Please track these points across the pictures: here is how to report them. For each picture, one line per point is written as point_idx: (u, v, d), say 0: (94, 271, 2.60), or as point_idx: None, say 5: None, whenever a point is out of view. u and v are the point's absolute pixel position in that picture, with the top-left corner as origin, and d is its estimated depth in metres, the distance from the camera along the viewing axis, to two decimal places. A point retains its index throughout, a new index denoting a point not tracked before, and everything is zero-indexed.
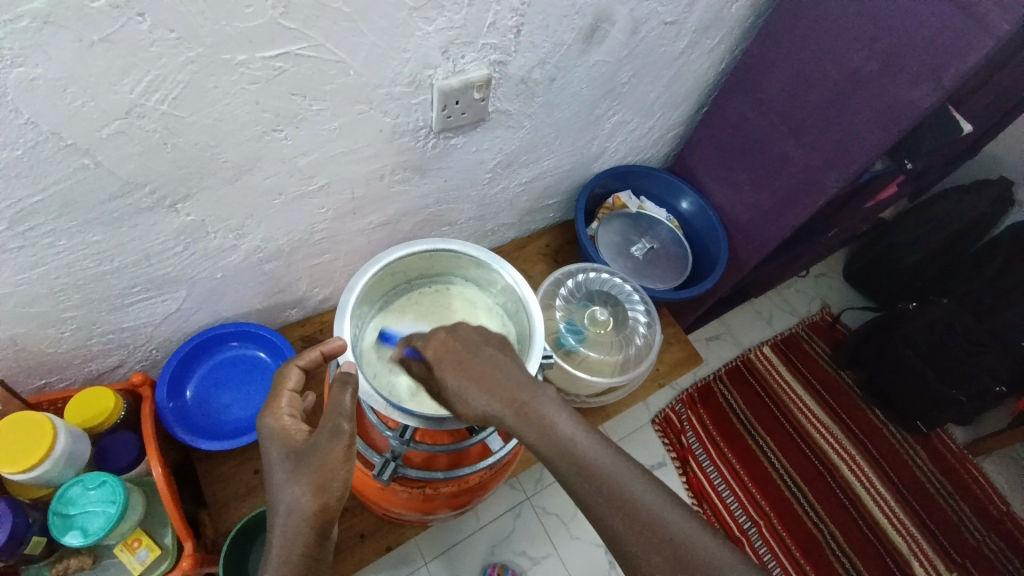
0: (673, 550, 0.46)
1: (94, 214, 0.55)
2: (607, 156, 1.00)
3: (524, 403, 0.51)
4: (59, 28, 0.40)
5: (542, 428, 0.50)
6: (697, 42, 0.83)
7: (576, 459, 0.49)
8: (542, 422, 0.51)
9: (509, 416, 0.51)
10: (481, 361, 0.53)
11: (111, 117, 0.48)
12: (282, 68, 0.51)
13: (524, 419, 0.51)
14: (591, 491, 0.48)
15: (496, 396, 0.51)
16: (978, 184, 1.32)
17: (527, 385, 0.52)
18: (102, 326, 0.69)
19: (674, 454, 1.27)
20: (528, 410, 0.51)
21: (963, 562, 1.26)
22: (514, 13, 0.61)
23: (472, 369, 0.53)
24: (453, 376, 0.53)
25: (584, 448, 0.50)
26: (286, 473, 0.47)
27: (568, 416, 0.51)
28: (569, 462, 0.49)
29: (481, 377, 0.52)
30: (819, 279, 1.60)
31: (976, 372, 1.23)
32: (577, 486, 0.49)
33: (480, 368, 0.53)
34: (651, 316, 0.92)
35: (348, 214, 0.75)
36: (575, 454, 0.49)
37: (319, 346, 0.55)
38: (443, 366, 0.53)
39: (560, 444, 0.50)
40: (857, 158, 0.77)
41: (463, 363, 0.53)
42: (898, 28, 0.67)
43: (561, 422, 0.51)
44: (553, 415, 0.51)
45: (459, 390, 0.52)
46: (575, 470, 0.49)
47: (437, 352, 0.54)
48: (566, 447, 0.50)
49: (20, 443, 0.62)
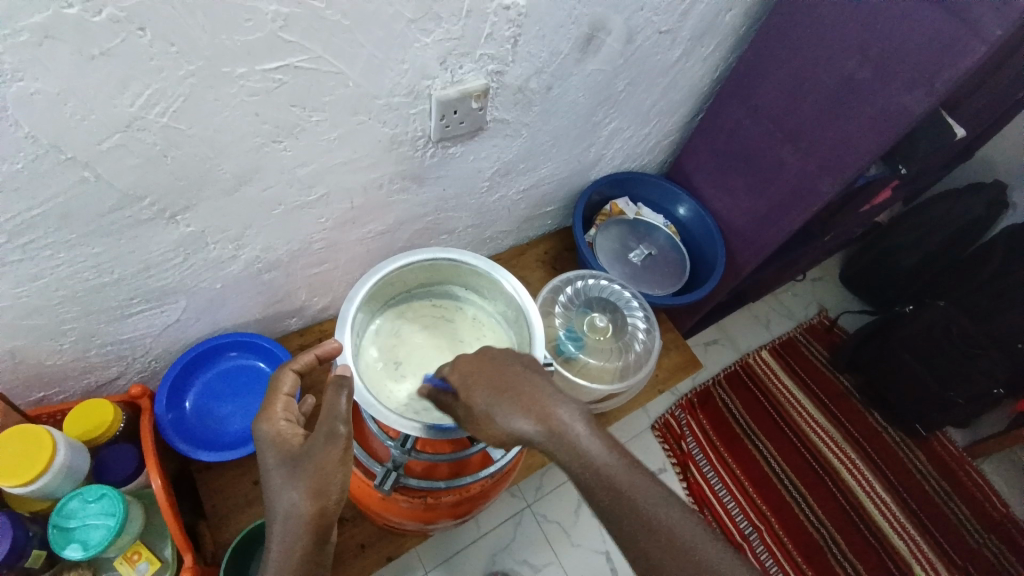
0: (687, 557, 0.48)
1: (94, 226, 0.55)
2: (604, 163, 1.01)
3: (553, 420, 0.52)
4: (60, 43, 0.40)
5: (572, 446, 0.51)
6: (692, 51, 0.84)
7: (607, 479, 0.50)
8: (571, 440, 0.51)
9: (540, 434, 0.51)
10: (507, 376, 0.53)
11: (111, 129, 0.48)
12: (281, 81, 0.52)
13: (554, 437, 0.51)
14: (619, 506, 0.49)
15: (528, 414, 0.51)
16: (973, 187, 1.33)
17: (554, 399, 0.53)
18: (101, 338, 0.69)
19: (674, 459, 1.27)
20: (558, 427, 0.51)
21: (964, 564, 1.26)
22: (512, 24, 0.61)
23: (499, 386, 0.53)
24: (482, 394, 0.53)
25: (612, 464, 0.51)
26: (282, 478, 0.47)
27: (595, 431, 0.52)
28: (597, 478, 0.50)
29: (510, 394, 0.52)
30: (816, 283, 1.61)
31: (974, 375, 1.23)
32: (603, 501, 0.50)
33: (507, 384, 0.53)
34: (650, 322, 0.91)
35: (347, 223, 0.75)
36: (603, 471, 0.50)
37: (313, 349, 0.55)
38: (471, 385, 0.53)
39: (589, 462, 0.50)
40: (852, 163, 0.78)
41: (490, 380, 0.53)
42: (890, 36, 0.68)
43: (590, 441, 0.51)
44: (581, 432, 0.51)
45: (488, 409, 0.52)
46: (604, 487, 0.50)
47: (465, 371, 0.55)
48: (598, 465, 0.51)
49: (19, 457, 0.61)
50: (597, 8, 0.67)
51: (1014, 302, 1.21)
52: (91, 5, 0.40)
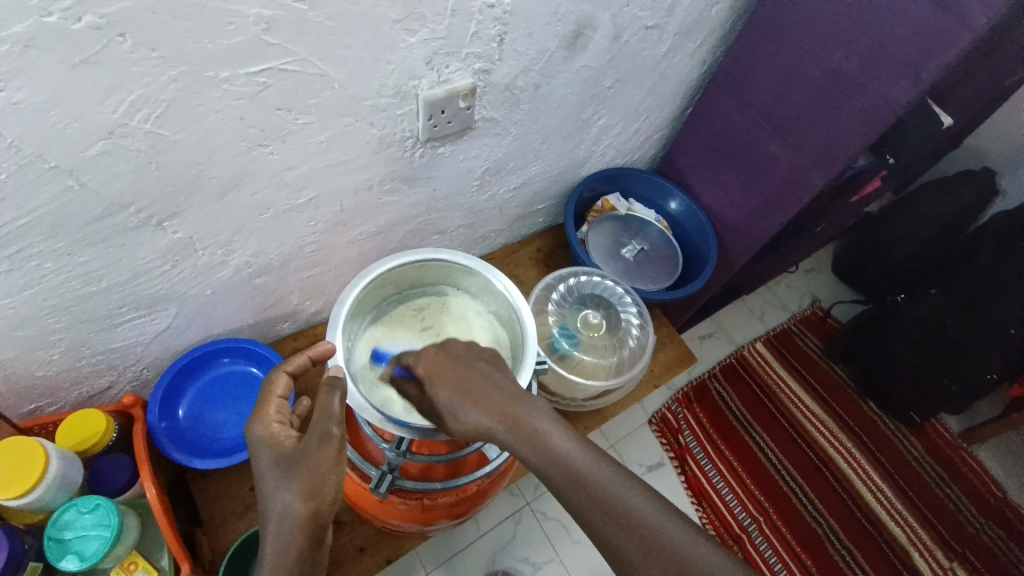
0: (665, 556, 0.47)
1: (81, 235, 0.54)
2: (595, 159, 1.01)
3: (516, 417, 0.52)
4: (40, 51, 0.40)
5: (536, 442, 0.51)
6: (679, 46, 0.84)
7: (572, 471, 0.50)
8: (536, 436, 0.51)
9: (504, 431, 0.51)
10: (471, 376, 0.53)
11: (95, 137, 0.47)
12: (267, 84, 0.52)
13: (519, 433, 0.51)
14: (586, 502, 0.49)
15: (491, 412, 0.52)
16: (961, 175, 1.34)
17: (519, 400, 0.53)
18: (92, 348, 0.69)
19: (672, 453, 1.28)
20: (523, 425, 0.51)
21: (961, 549, 1.27)
22: (498, 22, 0.61)
23: (463, 386, 0.53)
24: (444, 392, 0.52)
25: (578, 459, 0.51)
26: (276, 479, 0.47)
27: (559, 428, 0.52)
28: (562, 473, 0.50)
29: (474, 392, 0.52)
30: (809, 274, 1.62)
31: (967, 362, 1.24)
32: (571, 498, 0.50)
33: (471, 384, 0.53)
34: (643, 317, 0.92)
35: (338, 226, 0.75)
36: (569, 467, 0.50)
37: (306, 350, 0.55)
38: (434, 383, 0.53)
39: (554, 457, 0.50)
40: (840, 155, 0.78)
41: (454, 379, 0.53)
42: (875, 27, 0.69)
43: (554, 437, 0.51)
44: (545, 429, 0.52)
45: (452, 407, 0.52)
46: (569, 482, 0.50)
47: (428, 370, 0.54)
48: (563, 460, 0.50)
49: (12, 470, 0.61)
50: (583, 5, 0.67)
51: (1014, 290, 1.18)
52: (71, 13, 0.39)
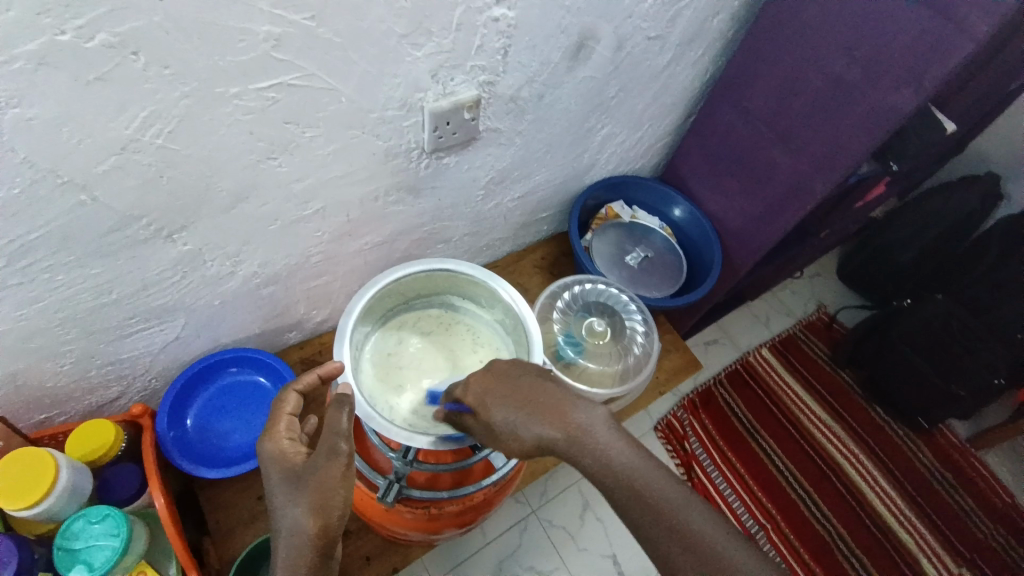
0: (705, 553, 0.47)
1: (92, 248, 0.55)
2: (598, 167, 1.02)
3: (570, 425, 0.53)
4: (54, 69, 0.41)
5: (592, 449, 0.52)
6: (681, 55, 0.85)
7: (630, 477, 0.51)
8: (592, 444, 0.52)
9: (561, 440, 0.53)
10: (522, 390, 0.55)
11: (108, 152, 0.48)
12: (275, 99, 0.52)
13: (575, 442, 0.53)
14: (640, 504, 0.50)
15: (546, 423, 0.53)
16: (967, 180, 1.34)
17: (570, 404, 0.54)
18: (101, 358, 0.69)
19: (678, 460, 1.27)
20: (579, 431, 0.53)
21: (972, 557, 1.26)
22: (502, 35, 0.62)
23: (517, 400, 0.54)
24: (499, 409, 0.54)
25: (629, 461, 0.52)
26: (285, 495, 0.48)
27: (613, 430, 0.53)
28: (622, 480, 0.51)
29: (528, 405, 0.54)
30: (814, 279, 1.61)
31: (973, 366, 1.23)
32: (623, 499, 0.51)
33: (524, 398, 0.55)
34: (649, 325, 0.92)
35: (344, 236, 0.76)
36: (622, 469, 0.51)
37: (315, 368, 0.56)
38: (488, 400, 0.55)
39: (609, 462, 0.51)
40: (844, 162, 0.79)
41: (507, 395, 0.55)
42: (876, 37, 0.69)
43: (610, 442, 0.52)
44: (600, 433, 0.53)
45: (508, 422, 0.54)
46: (625, 483, 0.51)
47: (480, 389, 0.56)
48: (620, 466, 0.51)
49: (22, 480, 0.61)
50: (586, 16, 0.67)
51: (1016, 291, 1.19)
52: (84, 31, 0.40)
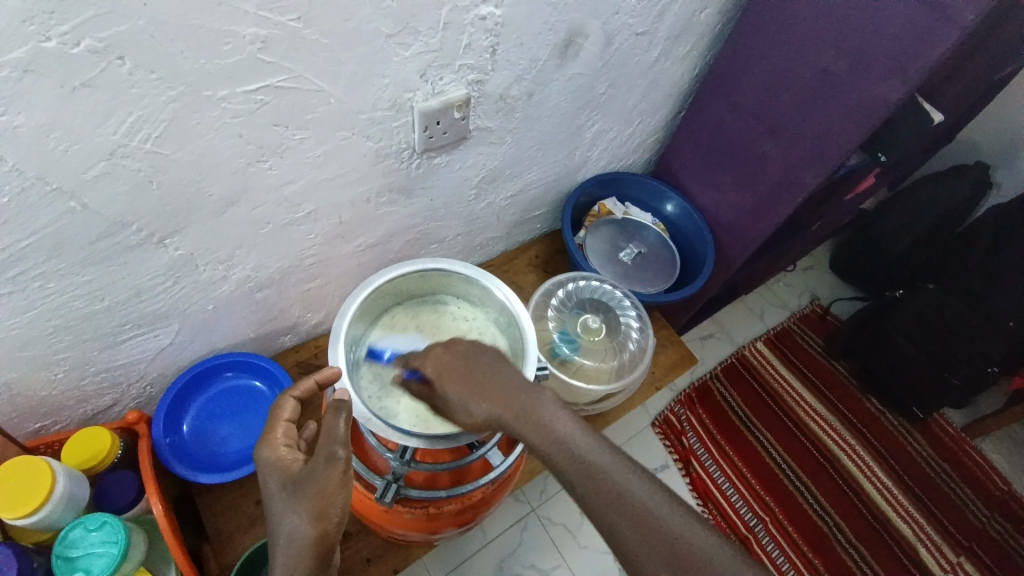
0: (671, 545, 0.47)
1: (83, 255, 0.55)
2: (590, 164, 1.02)
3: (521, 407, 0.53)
4: (39, 76, 0.41)
5: (540, 431, 0.52)
6: (670, 50, 0.85)
7: (579, 462, 0.50)
8: (542, 426, 0.52)
9: (509, 420, 0.53)
10: (476, 371, 0.55)
11: (96, 159, 0.48)
12: (264, 101, 0.52)
13: (525, 423, 0.52)
14: (593, 490, 0.49)
15: (496, 402, 0.53)
16: (955, 170, 1.35)
17: (523, 389, 0.54)
18: (95, 366, 0.69)
19: (676, 455, 1.28)
20: (529, 414, 0.52)
21: (969, 544, 1.27)
22: (490, 34, 0.62)
23: (468, 381, 0.55)
24: (452, 386, 0.55)
25: (583, 447, 0.51)
26: (284, 503, 0.48)
27: (566, 415, 0.53)
28: (572, 462, 0.50)
29: (479, 385, 0.54)
30: (807, 272, 1.62)
31: (970, 355, 1.24)
32: (578, 487, 0.50)
33: (476, 379, 0.55)
34: (643, 320, 0.92)
35: (337, 238, 0.75)
36: (575, 455, 0.51)
37: (313, 375, 0.55)
38: (443, 377, 0.56)
39: (558, 443, 0.51)
40: (833, 154, 0.79)
41: (460, 375, 0.55)
42: (862, 29, 0.70)
43: (560, 426, 0.52)
44: (551, 417, 0.52)
45: (458, 400, 0.54)
46: (574, 467, 0.50)
47: (437, 365, 0.57)
48: (570, 448, 0.51)
49: (19, 489, 0.61)
50: (574, 14, 0.67)
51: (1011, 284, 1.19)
52: (69, 37, 0.40)
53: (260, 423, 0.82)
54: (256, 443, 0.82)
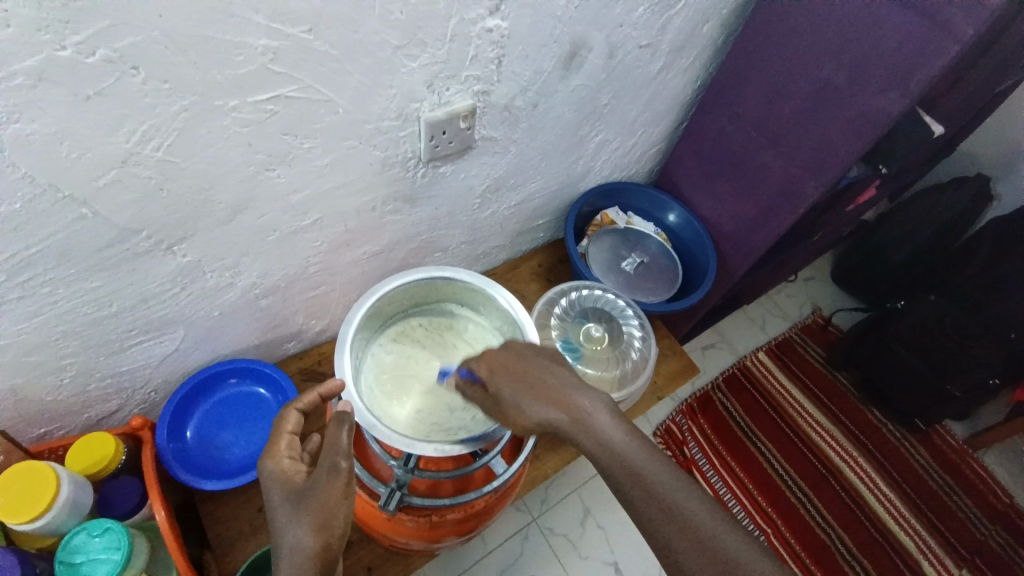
0: (709, 547, 0.48)
1: (91, 262, 0.56)
2: (593, 174, 1.03)
3: (575, 408, 0.54)
4: (53, 84, 0.41)
5: (589, 430, 0.53)
6: (672, 63, 0.86)
7: (626, 464, 0.52)
8: (593, 427, 0.53)
9: (560, 419, 0.54)
10: (529, 371, 0.57)
11: (107, 167, 0.49)
12: (273, 111, 0.53)
13: (577, 423, 0.54)
14: (633, 486, 0.51)
15: (551, 403, 0.55)
16: (957, 181, 1.35)
17: (575, 389, 0.56)
18: (100, 371, 0.69)
19: (678, 465, 1.27)
20: (580, 414, 0.54)
21: (973, 558, 1.26)
22: (495, 45, 0.63)
23: (522, 380, 0.56)
24: (506, 384, 0.56)
25: (628, 448, 0.52)
26: (286, 515, 0.48)
27: (613, 416, 0.54)
28: (619, 464, 0.52)
29: (534, 385, 0.56)
30: (809, 282, 1.63)
31: (969, 365, 1.23)
32: (620, 483, 0.52)
33: (530, 379, 0.56)
34: (646, 329, 0.93)
35: (342, 246, 0.76)
36: (617, 454, 0.52)
37: (316, 387, 0.56)
38: (499, 375, 0.57)
39: (607, 444, 0.53)
40: (834, 165, 0.80)
41: (514, 374, 0.56)
42: (861, 42, 0.71)
43: (612, 428, 0.53)
44: (601, 418, 0.54)
45: (512, 398, 0.55)
46: (621, 469, 0.52)
47: (492, 364, 0.58)
48: (619, 450, 0.52)
49: (22, 493, 0.61)
50: (578, 26, 0.68)
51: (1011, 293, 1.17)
52: (84, 47, 0.41)
53: (263, 430, 0.82)
54: (258, 450, 0.82)
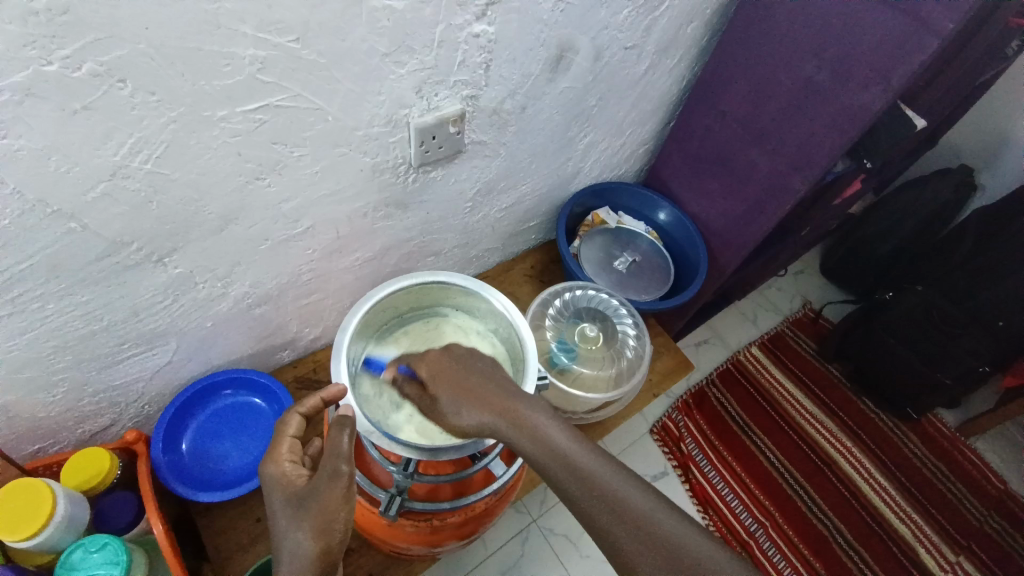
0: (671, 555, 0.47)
1: (82, 276, 0.55)
2: (583, 175, 1.03)
3: (515, 412, 0.54)
4: (39, 99, 0.41)
5: (532, 437, 0.53)
6: (658, 63, 0.87)
7: (576, 470, 0.51)
8: (534, 432, 0.53)
9: (501, 424, 0.54)
10: (472, 378, 0.57)
11: (96, 180, 0.48)
12: (262, 120, 0.53)
13: (517, 428, 0.53)
14: (581, 490, 0.50)
15: (491, 408, 0.54)
16: (941, 173, 1.37)
17: (519, 397, 0.55)
18: (93, 386, 0.69)
19: (675, 461, 1.28)
20: (523, 418, 0.54)
21: (968, 543, 1.28)
22: (483, 50, 0.64)
23: (462, 386, 0.56)
24: (445, 387, 0.56)
25: (577, 455, 0.52)
26: (287, 519, 0.48)
27: (557, 424, 0.54)
28: (571, 473, 0.51)
29: (473, 391, 0.56)
30: (798, 276, 1.65)
31: (958, 354, 1.25)
32: (567, 489, 0.51)
33: (471, 385, 0.56)
34: (640, 328, 0.93)
35: (335, 253, 0.76)
36: (566, 460, 0.51)
37: (319, 391, 0.56)
38: (440, 377, 0.57)
39: (549, 449, 0.52)
40: (819, 161, 0.81)
41: (456, 380, 0.57)
42: (842, 40, 0.72)
43: (554, 432, 0.53)
44: (544, 425, 0.53)
45: (450, 403, 0.55)
46: (575, 480, 0.50)
47: (433, 366, 0.58)
48: (564, 456, 0.52)
49: (19, 511, 0.60)
50: (564, 30, 0.69)
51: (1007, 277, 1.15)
52: (71, 61, 0.40)
53: (260, 440, 0.82)
54: (256, 461, 0.81)
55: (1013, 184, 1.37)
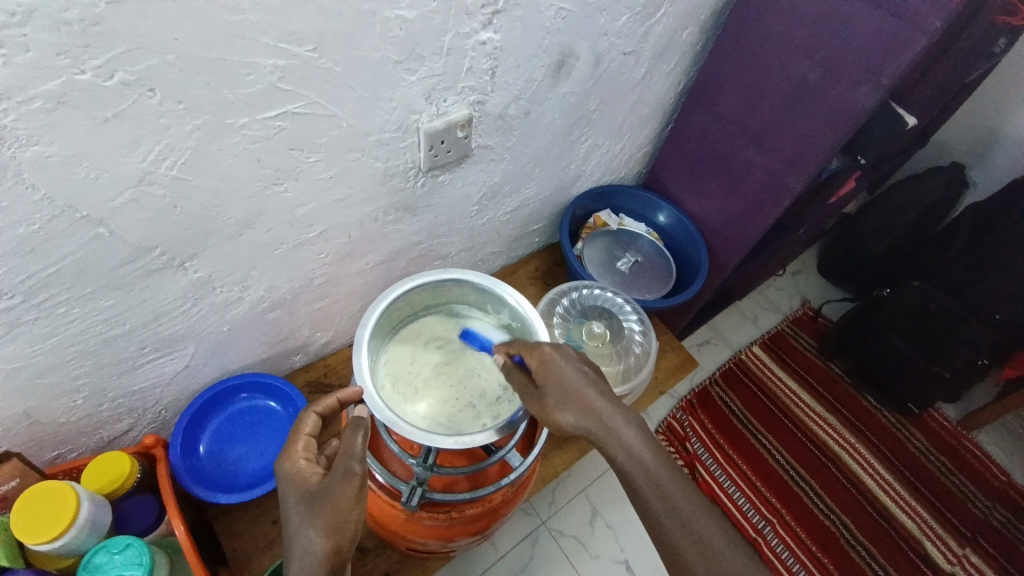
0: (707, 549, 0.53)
1: (107, 280, 0.57)
2: (584, 178, 1.06)
3: (609, 424, 0.57)
4: (71, 107, 0.43)
5: (621, 441, 0.56)
6: (655, 67, 0.90)
7: (653, 475, 0.55)
8: (623, 444, 0.56)
9: (597, 432, 0.57)
10: (573, 382, 0.58)
11: (123, 186, 0.50)
12: (280, 127, 0.55)
13: (610, 439, 0.57)
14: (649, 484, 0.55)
15: (587, 415, 0.57)
16: (934, 170, 1.40)
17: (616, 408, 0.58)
18: (113, 392, 0.70)
19: (681, 460, 1.30)
20: (616, 429, 0.57)
21: (975, 536, 1.28)
22: (489, 57, 0.66)
23: (566, 390, 0.58)
24: (555, 383, 0.58)
25: (654, 460, 0.56)
26: (300, 517, 0.50)
27: (644, 437, 0.57)
28: (647, 475, 0.55)
29: (575, 397, 0.58)
30: (796, 276, 1.67)
31: (956, 346, 1.26)
32: (631, 474, 0.55)
33: (574, 390, 0.58)
34: (645, 323, 0.95)
35: (346, 257, 0.78)
36: (638, 459, 0.55)
37: (335, 393, 0.58)
38: (554, 370, 0.59)
39: (634, 461, 0.55)
40: (814, 158, 0.83)
41: (559, 381, 0.58)
42: (833, 41, 0.75)
43: (641, 446, 0.56)
44: (634, 441, 0.56)
45: (559, 397, 0.58)
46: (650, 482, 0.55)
47: (547, 359, 0.59)
48: (647, 466, 0.55)
49: (43, 513, 0.61)
50: (566, 36, 0.72)
51: (991, 273, 1.19)
52: (103, 71, 0.42)
53: (275, 443, 0.83)
54: (271, 463, 0.82)
55: (1003, 180, 1.40)
